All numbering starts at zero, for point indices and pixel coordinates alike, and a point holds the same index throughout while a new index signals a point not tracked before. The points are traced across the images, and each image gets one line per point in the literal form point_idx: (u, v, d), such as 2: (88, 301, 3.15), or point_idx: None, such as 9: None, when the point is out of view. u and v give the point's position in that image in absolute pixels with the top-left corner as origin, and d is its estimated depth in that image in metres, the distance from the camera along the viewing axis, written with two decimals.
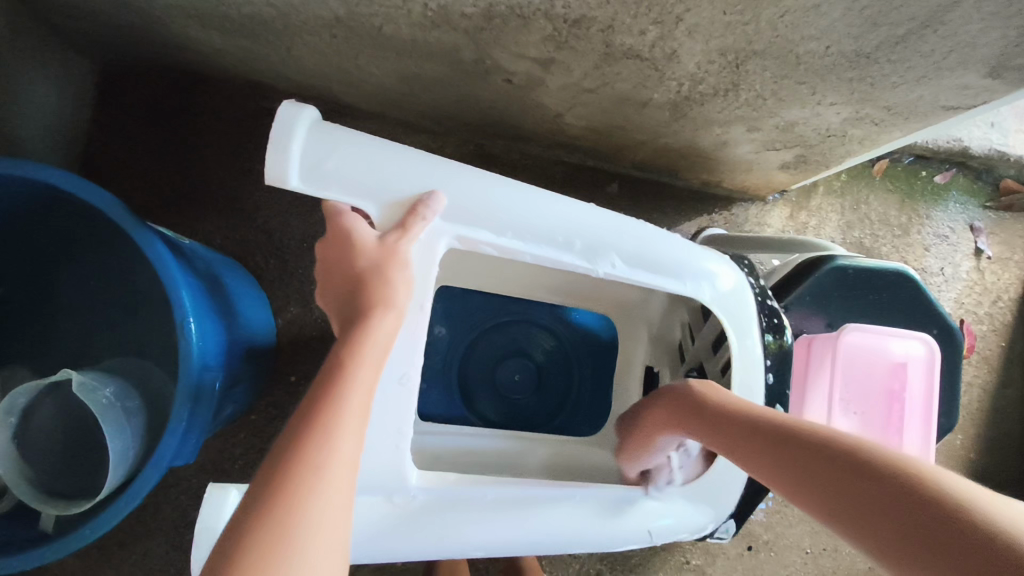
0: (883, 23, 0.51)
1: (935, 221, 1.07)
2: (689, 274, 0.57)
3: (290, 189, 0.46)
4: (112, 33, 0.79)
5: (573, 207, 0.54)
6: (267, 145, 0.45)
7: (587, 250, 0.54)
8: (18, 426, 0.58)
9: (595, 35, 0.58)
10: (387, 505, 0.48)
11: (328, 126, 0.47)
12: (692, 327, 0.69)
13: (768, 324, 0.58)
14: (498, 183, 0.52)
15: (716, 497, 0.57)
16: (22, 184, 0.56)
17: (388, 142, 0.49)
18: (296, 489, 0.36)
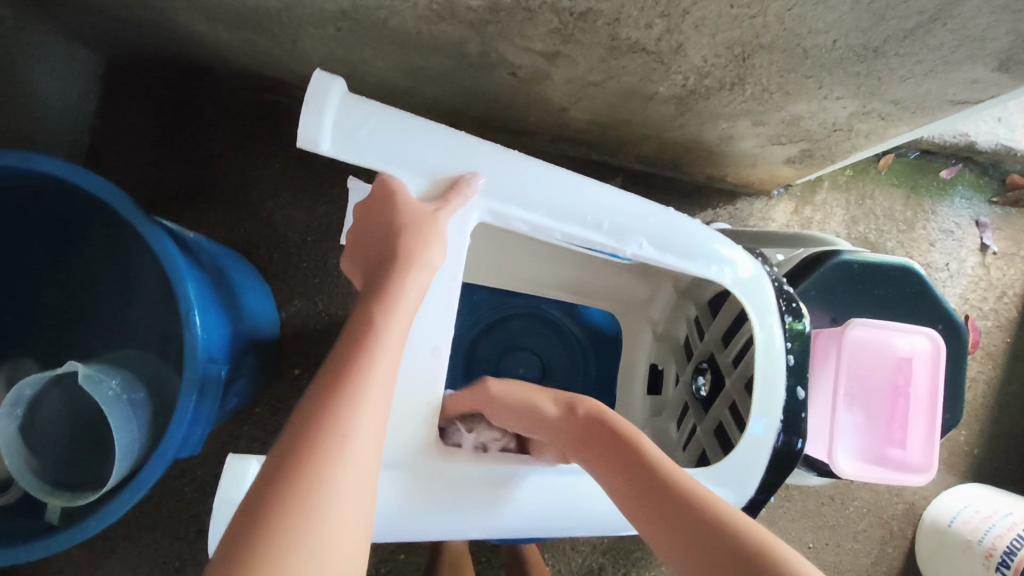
0: (891, 17, 0.50)
1: (940, 216, 1.06)
2: (712, 256, 0.57)
3: (322, 152, 0.45)
4: (116, 25, 0.79)
5: (600, 189, 0.54)
6: (302, 108, 0.44)
7: (615, 230, 0.54)
8: (24, 418, 0.58)
9: (601, 28, 0.58)
10: (408, 483, 0.48)
11: (359, 97, 0.46)
12: (700, 323, 0.68)
13: (788, 307, 0.57)
14: (527, 164, 0.52)
15: (744, 480, 0.54)
16: (27, 176, 0.56)
17: (419, 118, 0.49)
18: (325, 448, 0.36)
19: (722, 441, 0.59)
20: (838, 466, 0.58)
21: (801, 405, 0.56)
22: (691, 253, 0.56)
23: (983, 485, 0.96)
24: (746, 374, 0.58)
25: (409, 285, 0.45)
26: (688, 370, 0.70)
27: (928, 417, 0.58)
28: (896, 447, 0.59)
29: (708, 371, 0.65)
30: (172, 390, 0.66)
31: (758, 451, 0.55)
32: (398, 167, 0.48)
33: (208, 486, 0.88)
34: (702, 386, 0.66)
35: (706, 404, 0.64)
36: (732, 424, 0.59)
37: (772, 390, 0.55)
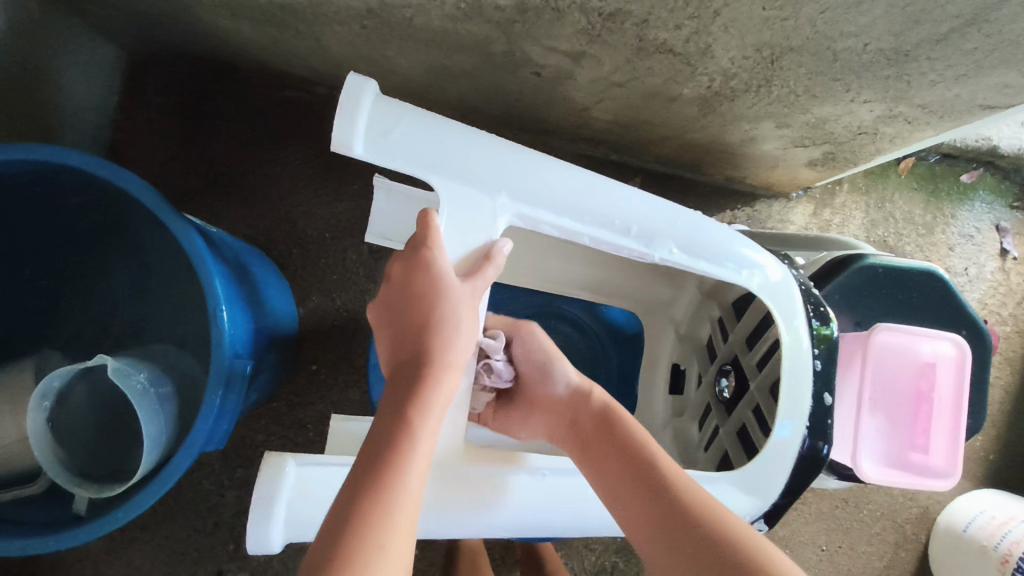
0: (926, 20, 0.50)
1: (960, 221, 1.05)
2: (738, 260, 0.57)
3: (355, 156, 0.46)
4: (141, 20, 0.79)
5: (628, 192, 0.54)
6: (336, 112, 0.45)
7: (643, 236, 0.54)
8: (53, 410, 0.58)
9: (629, 29, 0.58)
10: (445, 479, 0.48)
11: (391, 100, 0.47)
12: (724, 324, 0.69)
13: (814, 311, 0.57)
14: (557, 170, 0.52)
15: (764, 487, 0.55)
16: (56, 169, 0.57)
17: (450, 123, 0.50)
18: (373, 543, 0.39)
19: (746, 446, 0.59)
20: (862, 471, 0.59)
21: (827, 411, 0.55)
22: (717, 257, 0.56)
23: (999, 491, 0.96)
24: (773, 375, 0.58)
25: (449, 378, 0.47)
26: (712, 371, 0.70)
27: (952, 421, 0.58)
28: (919, 452, 0.59)
29: (732, 372, 0.65)
30: (198, 383, 0.66)
31: (784, 454, 0.55)
32: (429, 177, 0.48)
33: (226, 479, 0.89)
34: (725, 388, 0.66)
35: (730, 406, 0.64)
36: (756, 427, 0.59)
37: (797, 394, 0.55)
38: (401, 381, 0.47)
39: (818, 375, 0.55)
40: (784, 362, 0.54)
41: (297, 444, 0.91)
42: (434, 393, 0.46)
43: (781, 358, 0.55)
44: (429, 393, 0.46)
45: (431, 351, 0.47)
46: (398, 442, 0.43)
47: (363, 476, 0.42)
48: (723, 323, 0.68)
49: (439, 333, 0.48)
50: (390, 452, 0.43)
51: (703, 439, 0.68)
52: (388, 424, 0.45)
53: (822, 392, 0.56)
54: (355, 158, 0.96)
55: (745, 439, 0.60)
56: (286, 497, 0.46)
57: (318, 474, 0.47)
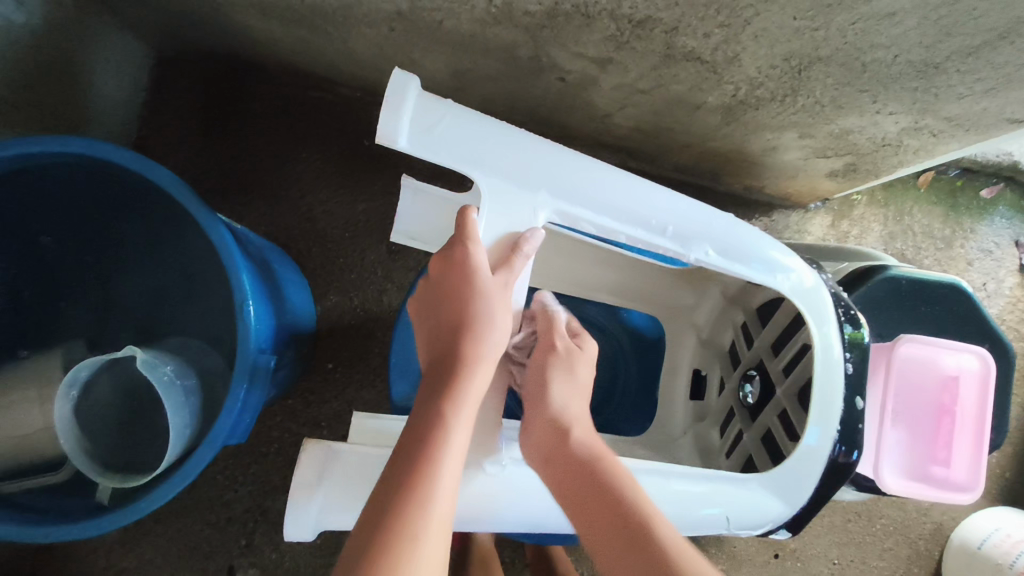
0: (957, 33, 0.50)
1: (979, 235, 1.05)
2: (771, 266, 0.57)
3: (399, 150, 0.47)
4: (171, 18, 0.80)
5: (664, 195, 0.55)
6: (381, 108, 0.46)
7: (680, 237, 0.55)
8: (78, 399, 0.59)
9: (658, 36, 0.58)
10: (482, 476, 0.51)
11: (433, 98, 0.48)
12: (748, 330, 0.69)
13: (846, 315, 0.57)
14: (596, 170, 0.53)
15: (792, 494, 0.56)
16: (89, 161, 0.57)
17: (489, 119, 0.50)
18: (405, 527, 0.40)
19: (773, 452, 0.60)
20: (883, 481, 0.59)
21: (858, 415, 0.56)
22: (749, 261, 0.57)
23: (1014, 509, 0.95)
24: (803, 380, 0.59)
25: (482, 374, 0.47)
26: (735, 377, 0.70)
27: (975, 435, 0.58)
28: (940, 465, 0.59)
29: (757, 378, 0.65)
30: (219, 375, 0.67)
31: (815, 461, 0.55)
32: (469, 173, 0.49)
33: (240, 474, 0.90)
34: (749, 393, 0.66)
35: (754, 412, 0.65)
36: (784, 434, 0.60)
37: (829, 400, 0.55)
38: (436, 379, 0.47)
39: (850, 380, 0.55)
40: (817, 368, 0.55)
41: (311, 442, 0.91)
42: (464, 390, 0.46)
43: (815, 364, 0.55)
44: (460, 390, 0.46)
45: (464, 344, 0.48)
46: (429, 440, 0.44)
47: (400, 462, 0.43)
48: (748, 329, 0.69)
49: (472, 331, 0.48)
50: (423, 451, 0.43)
51: (726, 445, 0.68)
52: (423, 414, 0.45)
53: (850, 398, 0.56)
54: (376, 160, 0.97)
55: (772, 446, 0.61)
56: (323, 486, 0.49)
57: (351, 465, 0.50)
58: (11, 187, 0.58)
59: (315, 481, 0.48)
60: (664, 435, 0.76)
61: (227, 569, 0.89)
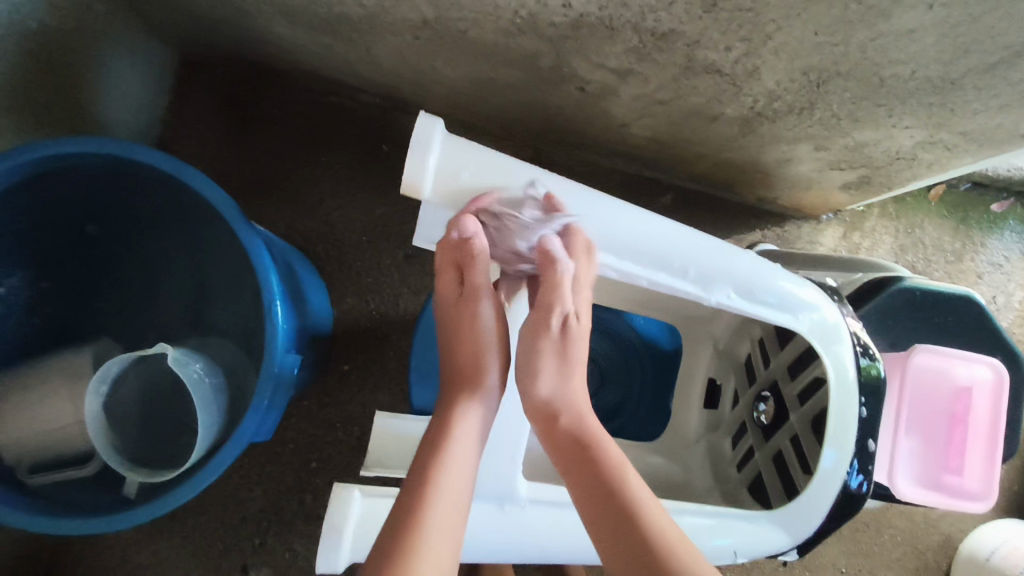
0: (975, 51, 0.51)
1: (989, 249, 1.06)
2: (789, 296, 0.58)
3: (422, 197, 0.49)
4: (199, 24, 0.82)
5: (687, 236, 0.57)
6: (407, 154, 0.48)
7: (701, 279, 0.57)
8: (108, 395, 0.60)
9: (679, 49, 0.60)
10: (499, 514, 0.52)
11: (459, 141, 0.50)
12: (765, 346, 0.69)
13: (862, 347, 0.58)
14: (624, 213, 0.55)
15: (806, 516, 0.57)
16: (122, 162, 0.59)
17: (513, 162, 0.52)
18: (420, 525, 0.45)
19: (785, 477, 0.62)
20: (898, 489, 0.59)
21: (869, 457, 0.57)
22: (768, 296, 0.58)
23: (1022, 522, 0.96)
24: (817, 408, 0.59)
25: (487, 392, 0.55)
26: (750, 393, 0.71)
27: (987, 445, 0.59)
28: (952, 474, 0.59)
29: (771, 399, 0.66)
30: (245, 376, 0.68)
31: (829, 485, 0.56)
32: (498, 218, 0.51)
33: (255, 474, 0.91)
34: (763, 413, 0.67)
35: (767, 432, 0.66)
36: (794, 459, 0.61)
37: (844, 422, 0.56)
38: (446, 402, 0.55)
39: (863, 392, 0.57)
40: (832, 394, 0.56)
41: (325, 443, 0.92)
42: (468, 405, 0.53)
43: (830, 390, 0.56)
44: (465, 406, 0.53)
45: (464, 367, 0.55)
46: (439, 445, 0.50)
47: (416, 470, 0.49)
48: (765, 346, 0.69)
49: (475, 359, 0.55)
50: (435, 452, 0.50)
51: (738, 456, 0.71)
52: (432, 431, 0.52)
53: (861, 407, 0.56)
54: (394, 165, 0.99)
55: (784, 468, 0.62)
56: (352, 528, 0.50)
57: (380, 507, 0.51)
58: (46, 186, 0.60)
59: (347, 524, 0.49)
60: (678, 442, 0.77)
61: (241, 567, 0.89)
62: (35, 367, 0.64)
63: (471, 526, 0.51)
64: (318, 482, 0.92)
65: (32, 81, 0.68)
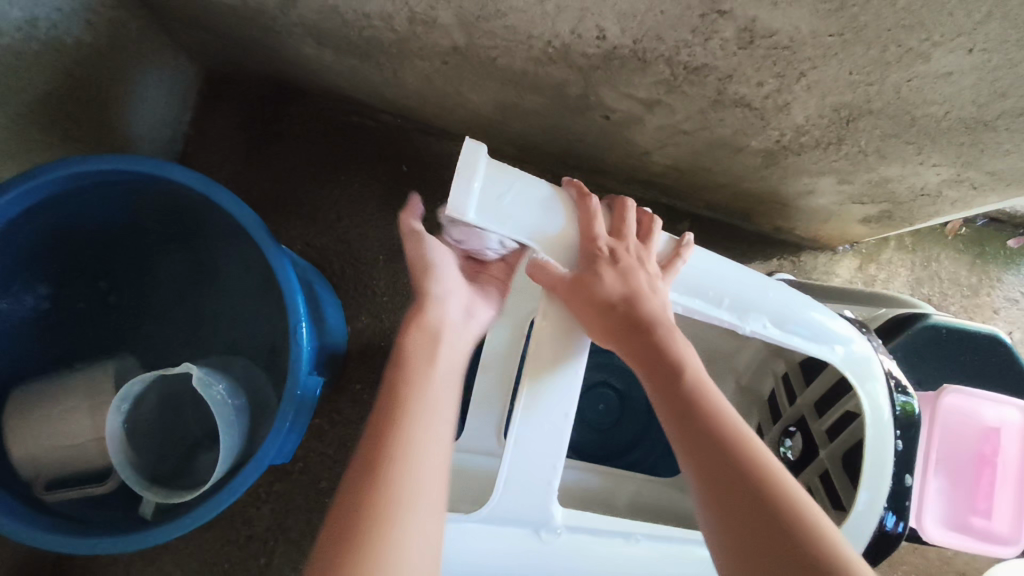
0: (1011, 95, 0.52)
1: (1006, 285, 1.06)
2: (826, 331, 0.58)
3: (469, 219, 0.50)
4: (226, 44, 0.83)
5: (722, 265, 0.57)
6: (455, 177, 0.49)
7: (736, 308, 0.56)
8: (129, 412, 0.59)
9: (710, 83, 0.60)
10: (535, 541, 0.51)
11: (500, 167, 0.52)
12: (790, 384, 0.70)
13: (897, 385, 0.58)
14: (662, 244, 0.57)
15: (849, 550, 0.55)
16: (154, 179, 0.59)
17: (545, 190, 0.54)
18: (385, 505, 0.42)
19: None
20: (926, 532, 0.59)
21: (902, 496, 0.56)
22: (806, 331, 0.57)
23: None
24: (851, 445, 0.59)
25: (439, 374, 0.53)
26: (776, 430, 0.72)
27: (1015, 486, 0.58)
28: (980, 516, 0.59)
29: (799, 434, 0.68)
30: (264, 395, 0.67)
31: (865, 523, 0.55)
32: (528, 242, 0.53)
33: (263, 492, 0.90)
34: (790, 448, 0.69)
35: (795, 468, 0.68)
36: (825, 500, 0.61)
37: (879, 463, 0.56)
38: (388, 396, 0.50)
39: (894, 431, 0.56)
40: (868, 432, 0.56)
41: (336, 462, 0.91)
42: (424, 390, 0.51)
43: (865, 427, 0.56)
44: (417, 399, 0.50)
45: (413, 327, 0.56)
46: (392, 442, 0.46)
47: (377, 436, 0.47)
48: (790, 383, 0.69)
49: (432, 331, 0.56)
50: (392, 449, 0.46)
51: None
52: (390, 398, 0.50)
53: (895, 438, 0.56)
54: (414, 185, 0.99)
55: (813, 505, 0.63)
56: None
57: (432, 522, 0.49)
58: (74, 201, 0.60)
59: None
60: None
61: None
62: (52, 381, 0.64)
63: (506, 554, 0.51)
64: (327, 501, 0.90)
65: (64, 97, 0.69)
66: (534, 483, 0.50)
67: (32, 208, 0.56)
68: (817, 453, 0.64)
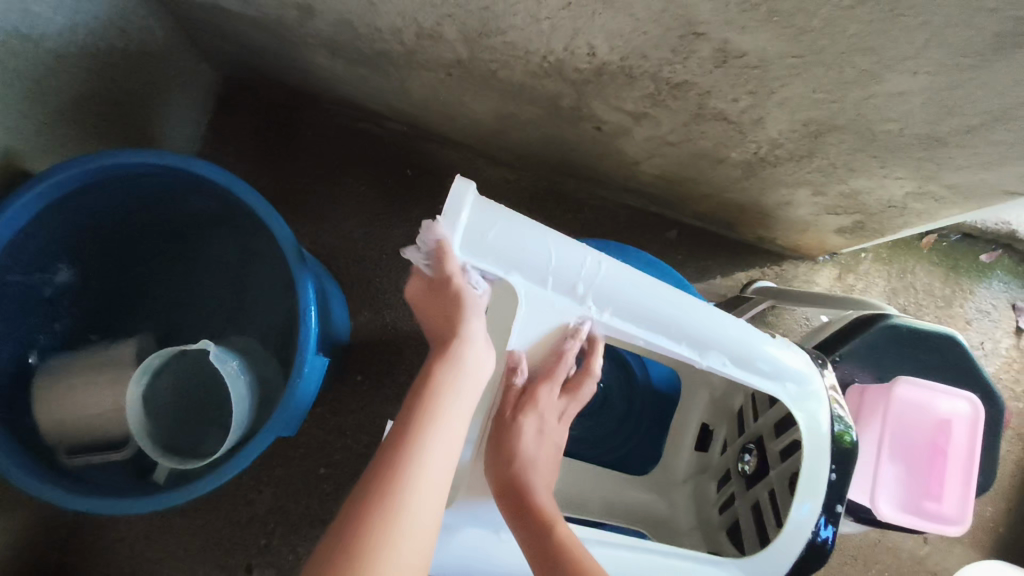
0: (957, 113, 0.57)
1: (978, 297, 1.11)
2: (780, 365, 0.62)
3: (449, 256, 0.55)
4: (243, 52, 0.88)
5: (689, 306, 0.61)
6: (439, 216, 0.55)
7: (696, 346, 0.61)
8: (148, 386, 0.65)
9: (691, 97, 0.66)
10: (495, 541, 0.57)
11: (488, 205, 0.55)
12: (757, 401, 0.72)
13: (836, 416, 0.63)
14: (639, 276, 0.60)
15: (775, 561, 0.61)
16: (184, 174, 0.64)
17: (532, 225, 0.56)
18: (372, 534, 0.47)
19: (759, 527, 0.66)
20: (880, 511, 0.64)
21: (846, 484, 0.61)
22: (763, 365, 0.62)
23: (1006, 564, 0.99)
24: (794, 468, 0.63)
25: (445, 425, 0.54)
26: (738, 443, 0.74)
27: (964, 474, 0.64)
28: (932, 500, 0.64)
29: (755, 452, 0.70)
30: (271, 382, 0.72)
31: (796, 536, 0.60)
32: (507, 276, 0.57)
33: (265, 477, 0.94)
34: (747, 464, 0.70)
35: (748, 483, 0.70)
36: (771, 515, 0.64)
37: (814, 482, 0.60)
38: (392, 440, 0.53)
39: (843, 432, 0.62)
40: (806, 453, 0.61)
41: (336, 450, 0.95)
42: (426, 433, 0.53)
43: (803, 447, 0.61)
44: (420, 442, 0.52)
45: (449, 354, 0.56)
46: (392, 493, 0.49)
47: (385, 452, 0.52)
48: (757, 400, 0.72)
49: (457, 368, 0.56)
50: (390, 475, 0.50)
51: (720, 500, 0.75)
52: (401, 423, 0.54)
53: (829, 469, 0.61)
54: (417, 190, 1.04)
55: (761, 519, 0.66)
56: None
57: None
58: (107, 192, 0.66)
59: None
60: (666, 480, 0.82)
61: (245, 567, 0.92)
62: (72, 359, 0.68)
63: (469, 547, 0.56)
64: (325, 488, 0.95)
65: (96, 99, 0.74)
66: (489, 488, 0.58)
67: (67, 196, 0.62)
68: (769, 471, 0.67)
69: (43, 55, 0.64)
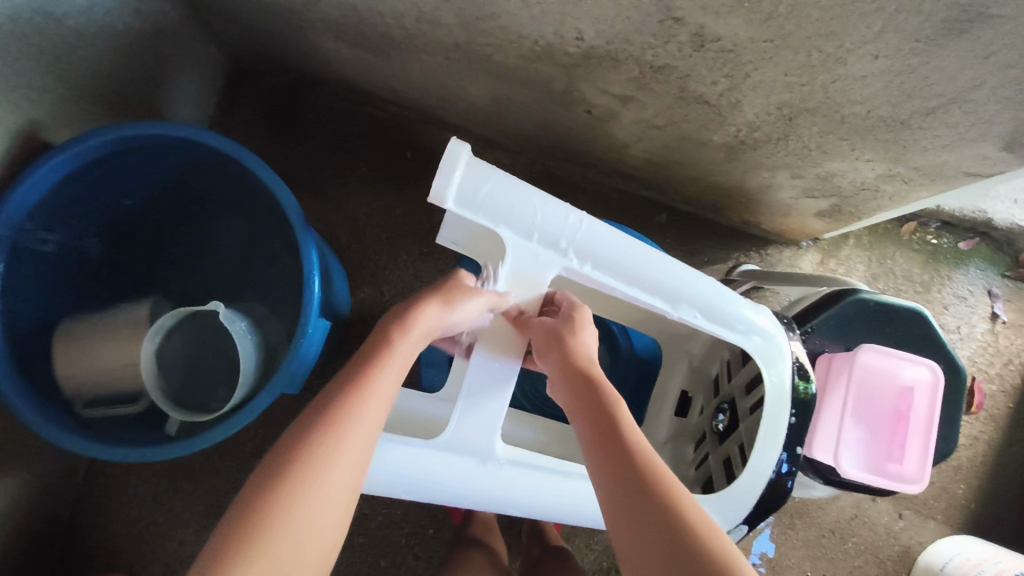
0: (916, 96, 0.61)
1: (955, 283, 1.15)
2: (749, 321, 0.68)
3: (445, 208, 0.60)
4: (252, 36, 0.93)
5: (663, 261, 0.67)
6: (437, 172, 0.59)
7: (668, 298, 0.68)
8: (157, 344, 0.69)
9: (673, 80, 0.70)
10: (482, 470, 0.62)
11: (479, 163, 0.61)
12: (731, 365, 0.78)
13: (799, 370, 0.68)
14: (615, 232, 0.66)
15: (738, 501, 0.66)
16: (197, 146, 0.69)
17: (517, 180, 0.63)
18: (319, 438, 0.50)
19: (727, 472, 0.71)
20: (844, 470, 0.68)
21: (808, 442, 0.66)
22: (733, 321, 0.68)
23: (976, 539, 1.03)
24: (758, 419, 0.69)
25: (398, 362, 0.58)
26: (713, 404, 0.80)
27: (924, 437, 0.68)
28: (894, 462, 0.69)
29: (728, 410, 0.75)
30: (277, 345, 0.77)
31: (758, 478, 0.66)
32: (496, 228, 0.63)
33: (267, 443, 0.99)
34: (721, 421, 0.76)
35: (721, 438, 0.76)
36: (738, 460, 0.70)
37: (775, 427, 0.66)
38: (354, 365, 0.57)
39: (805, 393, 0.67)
40: (769, 395, 0.66)
41: None
42: (386, 362, 0.57)
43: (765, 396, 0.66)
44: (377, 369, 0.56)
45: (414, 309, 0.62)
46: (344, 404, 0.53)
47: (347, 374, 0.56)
48: (731, 365, 0.78)
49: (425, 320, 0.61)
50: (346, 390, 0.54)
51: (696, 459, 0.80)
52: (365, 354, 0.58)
53: (789, 412, 0.67)
54: (416, 171, 1.09)
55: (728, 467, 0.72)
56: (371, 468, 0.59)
57: (401, 450, 0.60)
58: (121, 161, 0.70)
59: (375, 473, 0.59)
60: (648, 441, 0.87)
61: None
62: (89, 321, 0.73)
63: (460, 478, 0.61)
64: None
65: (114, 76, 0.79)
66: (480, 426, 0.62)
67: (84, 165, 0.66)
68: (739, 425, 0.72)
69: (66, 33, 0.68)
